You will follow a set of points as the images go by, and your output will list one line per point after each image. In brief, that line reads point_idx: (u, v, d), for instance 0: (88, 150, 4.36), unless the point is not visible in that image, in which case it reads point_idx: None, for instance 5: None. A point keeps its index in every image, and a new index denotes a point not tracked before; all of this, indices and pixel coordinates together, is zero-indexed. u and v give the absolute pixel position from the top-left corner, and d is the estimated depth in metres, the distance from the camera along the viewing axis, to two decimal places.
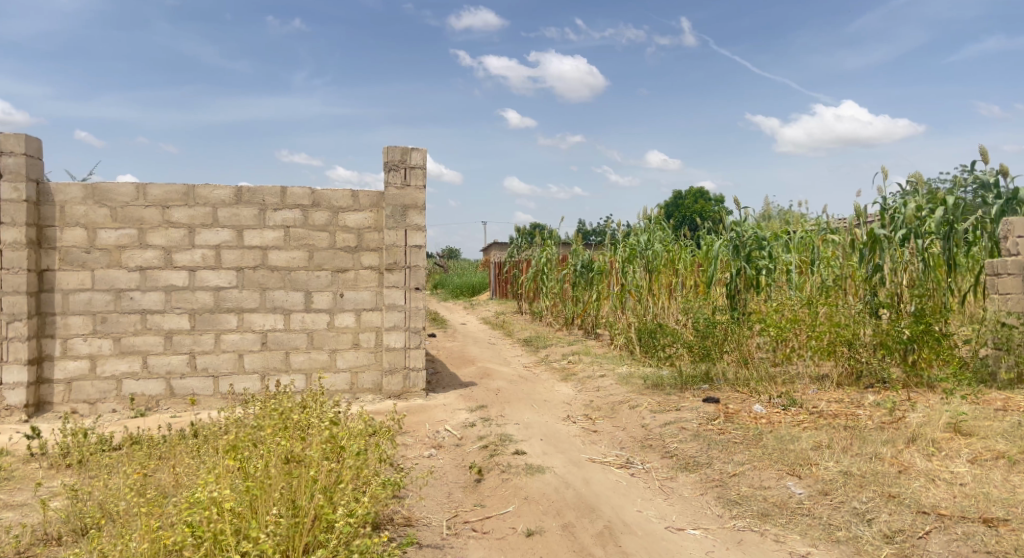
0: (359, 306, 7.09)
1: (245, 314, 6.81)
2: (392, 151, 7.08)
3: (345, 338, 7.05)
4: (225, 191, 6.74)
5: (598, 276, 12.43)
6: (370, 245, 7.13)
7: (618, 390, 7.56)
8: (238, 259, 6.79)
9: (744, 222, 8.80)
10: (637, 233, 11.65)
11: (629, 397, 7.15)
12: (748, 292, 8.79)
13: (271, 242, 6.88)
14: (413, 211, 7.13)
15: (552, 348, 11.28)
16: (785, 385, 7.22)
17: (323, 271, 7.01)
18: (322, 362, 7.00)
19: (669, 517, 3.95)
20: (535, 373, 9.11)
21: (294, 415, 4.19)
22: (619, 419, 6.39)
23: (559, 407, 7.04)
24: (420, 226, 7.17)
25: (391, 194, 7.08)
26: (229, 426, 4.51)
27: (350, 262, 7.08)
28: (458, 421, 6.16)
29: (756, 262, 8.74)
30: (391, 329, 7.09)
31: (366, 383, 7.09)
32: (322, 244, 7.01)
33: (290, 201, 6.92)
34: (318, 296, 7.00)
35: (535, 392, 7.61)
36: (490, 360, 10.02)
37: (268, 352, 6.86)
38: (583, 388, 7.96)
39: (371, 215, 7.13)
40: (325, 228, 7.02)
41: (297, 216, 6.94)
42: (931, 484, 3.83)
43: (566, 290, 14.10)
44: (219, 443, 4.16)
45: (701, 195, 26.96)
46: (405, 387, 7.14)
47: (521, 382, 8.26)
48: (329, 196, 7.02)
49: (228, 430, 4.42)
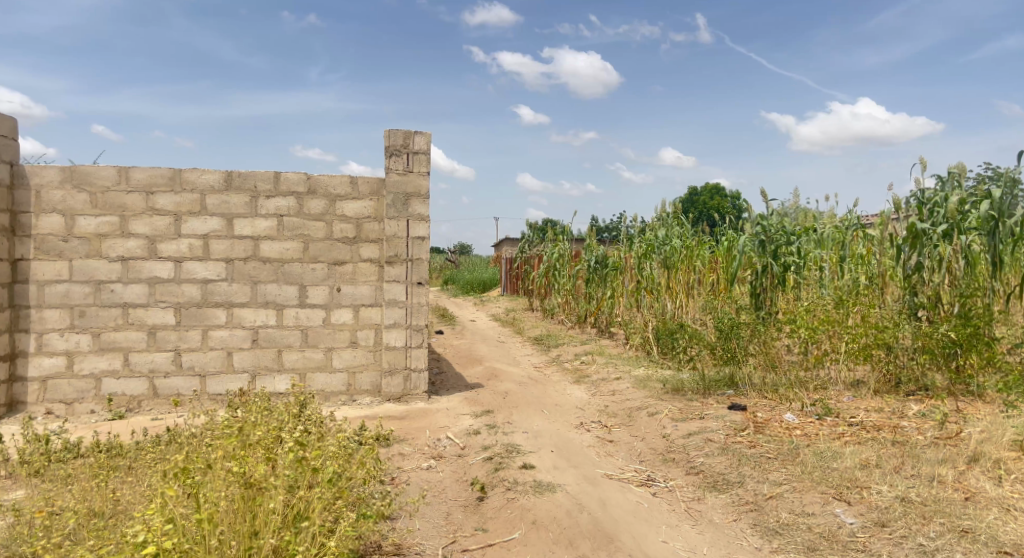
0: (357, 301, 6.60)
1: (235, 309, 6.34)
2: (393, 135, 6.57)
3: (342, 336, 6.57)
4: (214, 176, 6.26)
5: (613, 272, 11.87)
6: (369, 236, 6.63)
7: (635, 395, 7.03)
8: (227, 249, 6.32)
9: (771, 215, 8.21)
10: (654, 228, 11.07)
11: (647, 402, 6.62)
12: (775, 291, 8.19)
13: (263, 232, 6.41)
14: (415, 200, 6.63)
15: (564, 347, 10.75)
16: (817, 391, 6.66)
17: (319, 263, 6.54)
18: (317, 361, 6.52)
19: (699, 550, 3.45)
20: (546, 375, 8.59)
21: (273, 424, 3.71)
22: (636, 428, 5.88)
23: (572, 413, 6.52)
24: (423, 216, 6.66)
25: (393, 181, 6.57)
26: (202, 434, 4.03)
27: (348, 254, 6.60)
28: (461, 428, 5.66)
29: (783, 259, 8.15)
30: (391, 327, 6.60)
31: (363, 384, 6.61)
32: (318, 235, 6.54)
33: (284, 187, 6.45)
34: (313, 290, 6.52)
35: (545, 396, 7.10)
36: (498, 360, 9.51)
37: (259, 350, 6.39)
38: (597, 392, 7.44)
39: (371, 204, 6.63)
40: (322, 217, 6.53)
41: (292, 204, 6.47)
42: (1008, 515, 3.32)
43: (579, 286, 13.56)
44: (186, 456, 3.68)
45: (718, 190, 26.31)
46: (405, 390, 6.65)
47: (530, 384, 7.76)
48: (326, 183, 6.53)
49: (199, 439, 3.94)
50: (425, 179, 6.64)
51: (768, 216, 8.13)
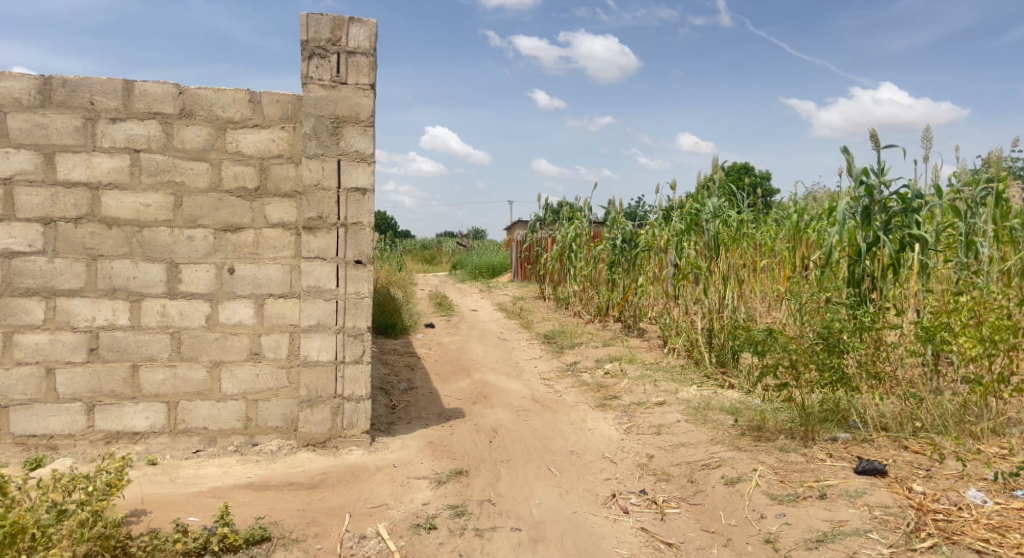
0: (262, 289, 4.23)
1: (59, 300, 3.97)
2: (315, 22, 4.12)
3: (237, 343, 4.20)
4: (19, 84, 3.88)
5: (644, 254, 9.36)
6: (280, 187, 4.24)
7: (692, 436, 4.60)
8: (46, 204, 3.94)
9: (883, 171, 5.68)
10: (697, 195, 8.49)
11: (715, 454, 4.19)
12: (888, 279, 5.68)
13: (106, 177, 4.00)
14: (349, 130, 4.21)
15: (582, 350, 8.30)
16: (992, 441, 4.15)
17: (199, 229, 4.16)
18: (195, 382, 4.15)
19: None
20: (557, 393, 6.14)
21: None
22: (709, 513, 3.46)
23: (595, 470, 4.11)
24: (362, 156, 4.24)
25: (313, 97, 4.16)
26: None
27: (246, 215, 4.22)
28: (408, 514, 3.28)
29: (901, 232, 5.64)
30: (312, 330, 4.20)
31: (269, 420, 4.21)
32: (198, 184, 4.15)
33: (140, 106, 4.04)
34: (190, 272, 4.15)
35: (555, 436, 4.69)
36: (494, 368, 7.07)
37: (99, 368, 4.01)
38: (633, 428, 5.00)
39: (283, 135, 4.24)
40: (206, 155, 4.16)
41: (157, 133, 4.07)
42: None
43: (599, 272, 11.08)
44: None
45: (745, 170, 23.90)
46: (333, 431, 4.20)
47: (533, 410, 5.34)
48: (211, 100, 4.14)
49: None
50: (363, 95, 4.21)
51: (880, 171, 5.61)
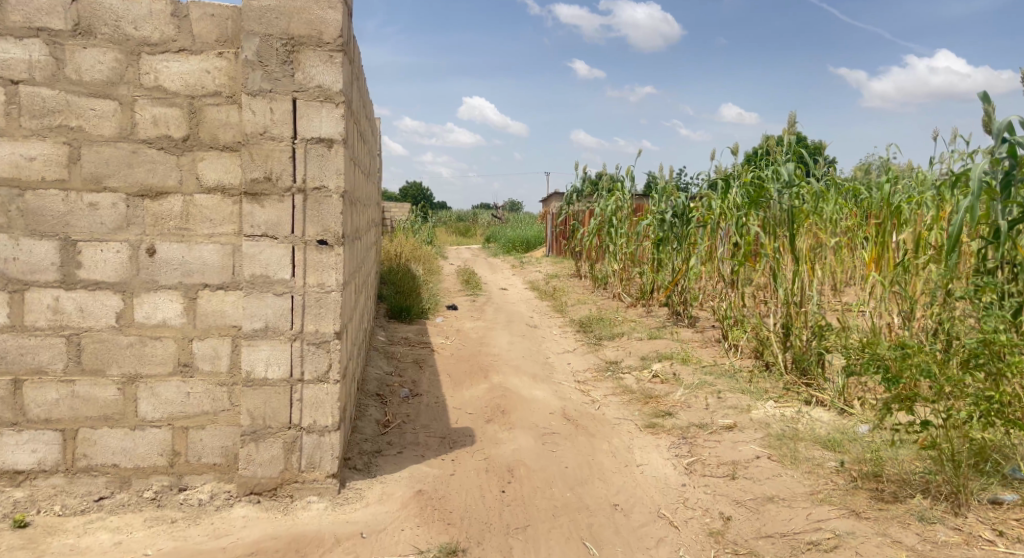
0: (192, 277, 3.08)
1: None
2: None
3: (159, 351, 3.07)
4: None
5: (698, 230, 7.97)
6: (217, 136, 3.06)
7: (782, 485, 3.34)
8: None
9: None
10: (762, 161, 7.04)
11: (820, 519, 2.93)
12: None
13: None
14: (307, 56, 3.00)
15: (624, 343, 7.03)
16: None
17: (104, 194, 3.01)
18: (100, 403, 3.03)
19: None
20: (594, 406, 4.92)
21: None
22: None
23: (648, 542, 2.91)
24: (327, 94, 3.03)
25: (257, 8, 2.95)
26: None
27: (170, 176, 3.05)
28: None
29: None
30: (258, 335, 3.04)
31: (204, 455, 3.09)
32: (101, 130, 2.99)
33: (17, 19, 2.89)
34: (91, 252, 3.01)
35: (591, 478, 3.47)
36: (518, 366, 5.88)
37: None
38: (696, 464, 3.76)
39: (219, 64, 3.04)
40: (113, 90, 2.99)
41: (42, 57, 2.92)
42: None
43: (643, 249, 9.72)
44: None
45: None
46: (288, 474, 3.06)
47: (563, 433, 4.13)
48: (117, 12, 2.96)
49: None
50: (326, 5, 2.99)
51: None
